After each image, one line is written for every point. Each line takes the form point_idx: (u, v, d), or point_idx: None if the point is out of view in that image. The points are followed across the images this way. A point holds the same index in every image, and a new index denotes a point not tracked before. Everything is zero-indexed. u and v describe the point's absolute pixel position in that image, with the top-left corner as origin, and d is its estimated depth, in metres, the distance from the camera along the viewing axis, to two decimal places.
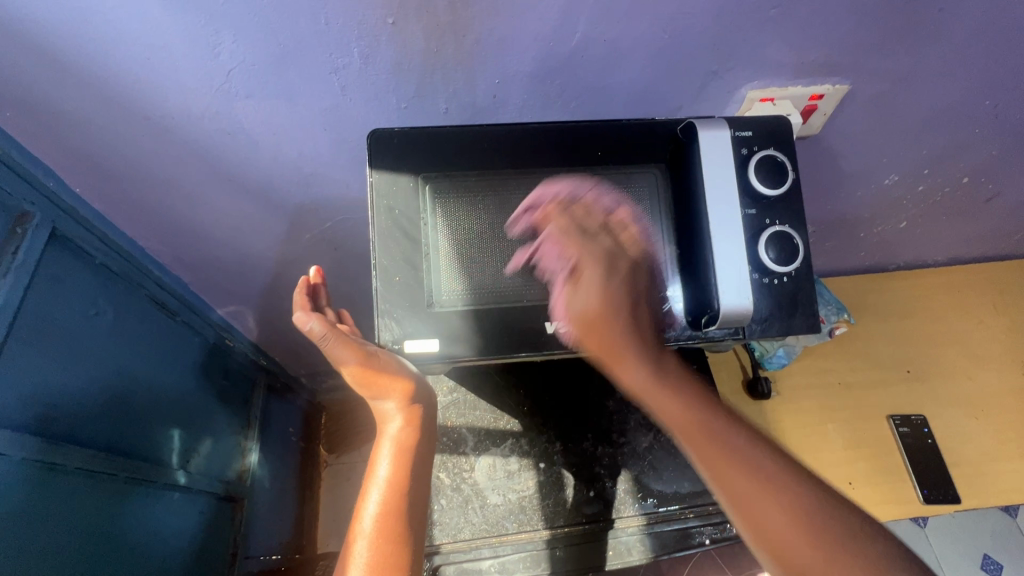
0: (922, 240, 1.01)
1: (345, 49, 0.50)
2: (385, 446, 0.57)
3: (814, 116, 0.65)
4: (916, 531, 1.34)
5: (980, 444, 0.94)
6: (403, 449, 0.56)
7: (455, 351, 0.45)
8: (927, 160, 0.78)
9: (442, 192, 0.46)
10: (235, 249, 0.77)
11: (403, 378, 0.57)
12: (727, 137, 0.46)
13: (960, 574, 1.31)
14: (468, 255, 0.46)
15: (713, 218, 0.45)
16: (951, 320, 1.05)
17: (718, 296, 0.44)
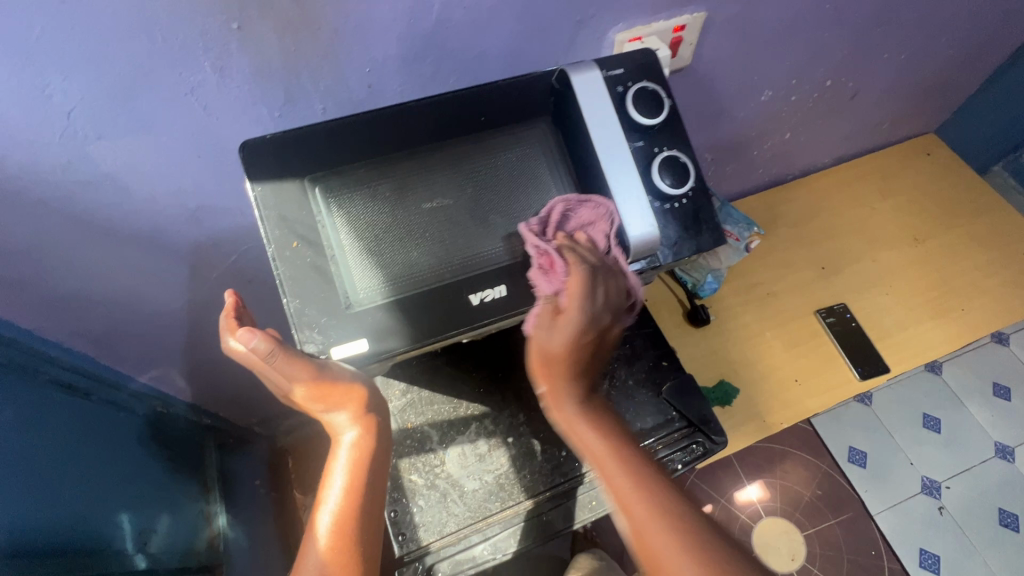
0: (807, 146, 1.09)
1: (195, 66, 0.46)
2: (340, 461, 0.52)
3: (682, 47, 0.68)
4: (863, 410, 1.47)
5: (895, 315, 1.04)
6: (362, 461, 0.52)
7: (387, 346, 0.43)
8: (792, 69, 0.84)
9: (334, 190, 0.44)
10: (137, 307, 0.71)
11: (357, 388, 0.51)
12: (599, 78, 0.47)
13: (907, 437, 1.45)
14: (376, 247, 0.44)
15: (603, 156, 0.46)
16: (849, 213, 1.14)
17: (625, 230, 0.45)
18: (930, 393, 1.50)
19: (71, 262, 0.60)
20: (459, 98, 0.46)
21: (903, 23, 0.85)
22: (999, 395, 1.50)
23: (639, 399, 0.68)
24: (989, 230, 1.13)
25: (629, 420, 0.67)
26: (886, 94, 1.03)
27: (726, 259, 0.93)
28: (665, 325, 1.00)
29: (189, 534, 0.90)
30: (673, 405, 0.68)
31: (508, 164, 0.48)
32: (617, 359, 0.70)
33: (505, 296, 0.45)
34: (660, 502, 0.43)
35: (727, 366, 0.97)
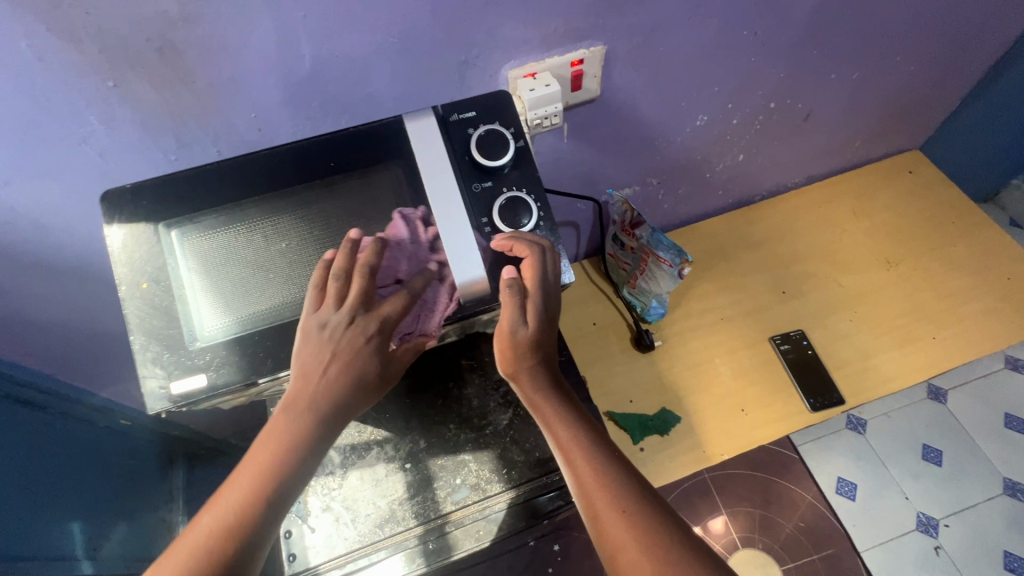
0: (769, 167, 1.06)
1: (82, 119, 0.51)
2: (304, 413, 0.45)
3: (586, 80, 0.69)
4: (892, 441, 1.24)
5: (858, 343, 0.99)
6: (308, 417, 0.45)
7: (225, 380, 0.46)
8: (724, 94, 0.82)
9: (188, 235, 0.47)
10: (83, 329, 0.77)
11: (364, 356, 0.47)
12: (436, 129, 0.50)
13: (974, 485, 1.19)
14: (223, 287, 0.47)
15: (439, 205, 0.49)
16: (818, 234, 1.10)
17: (453, 272, 0.48)
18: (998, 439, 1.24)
19: (11, 291, 0.67)
20: (309, 144, 0.49)
21: (841, 45, 0.83)
22: (1011, 426, 1.25)
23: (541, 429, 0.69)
24: (972, 253, 1.06)
25: (528, 450, 0.67)
26: (846, 114, 0.99)
27: (666, 286, 0.93)
28: (612, 349, 0.99)
29: (146, 542, 0.95)
30: None
31: (359, 203, 0.50)
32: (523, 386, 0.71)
33: None
34: (630, 513, 0.45)
35: (671, 392, 0.95)
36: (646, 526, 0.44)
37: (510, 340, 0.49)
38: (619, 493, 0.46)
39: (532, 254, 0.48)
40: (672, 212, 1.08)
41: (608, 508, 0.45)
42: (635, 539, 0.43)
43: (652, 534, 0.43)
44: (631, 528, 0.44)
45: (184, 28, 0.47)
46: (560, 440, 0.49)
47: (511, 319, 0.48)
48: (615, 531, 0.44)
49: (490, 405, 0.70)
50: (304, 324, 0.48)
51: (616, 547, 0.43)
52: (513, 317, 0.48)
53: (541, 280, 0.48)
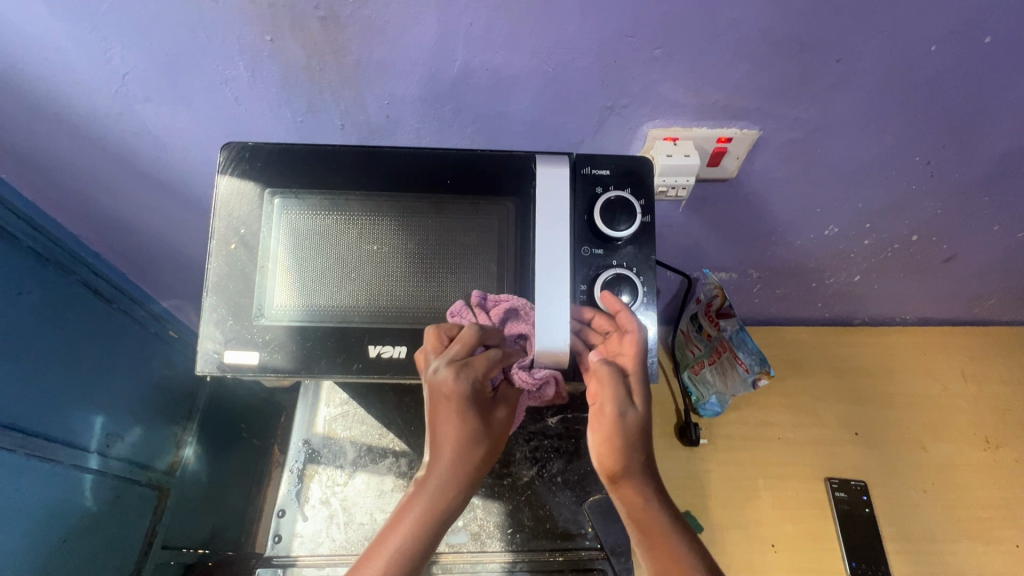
0: (885, 297, 0.96)
1: (230, 62, 0.52)
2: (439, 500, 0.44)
3: (725, 159, 0.63)
4: None
5: (925, 520, 0.87)
6: (434, 493, 0.44)
7: (271, 364, 0.45)
8: (867, 213, 0.74)
9: (290, 208, 0.46)
10: (165, 243, 0.80)
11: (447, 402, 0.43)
12: (564, 176, 0.46)
13: None
14: (305, 273, 0.46)
15: (540, 258, 0.45)
16: (915, 383, 0.98)
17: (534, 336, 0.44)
18: None
19: (115, 191, 0.70)
20: (430, 154, 0.46)
21: (1019, 200, 0.73)
22: None
23: (558, 499, 0.64)
24: None
25: (538, 518, 0.63)
26: (994, 269, 0.88)
27: (733, 387, 0.86)
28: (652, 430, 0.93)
29: (152, 451, 0.97)
30: (590, 520, 0.63)
31: (460, 227, 0.47)
32: (555, 448, 0.67)
33: (402, 357, 0.45)
34: None
35: (701, 498, 0.87)
36: None
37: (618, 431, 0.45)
38: None
39: (638, 330, 0.44)
40: (760, 308, 1.00)
41: None
42: None
43: None
44: None
45: (353, 6, 0.47)
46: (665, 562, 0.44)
47: (616, 400, 0.45)
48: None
49: (515, 456, 0.66)
50: (367, 334, 0.45)
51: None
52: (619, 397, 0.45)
53: (643, 358, 0.45)
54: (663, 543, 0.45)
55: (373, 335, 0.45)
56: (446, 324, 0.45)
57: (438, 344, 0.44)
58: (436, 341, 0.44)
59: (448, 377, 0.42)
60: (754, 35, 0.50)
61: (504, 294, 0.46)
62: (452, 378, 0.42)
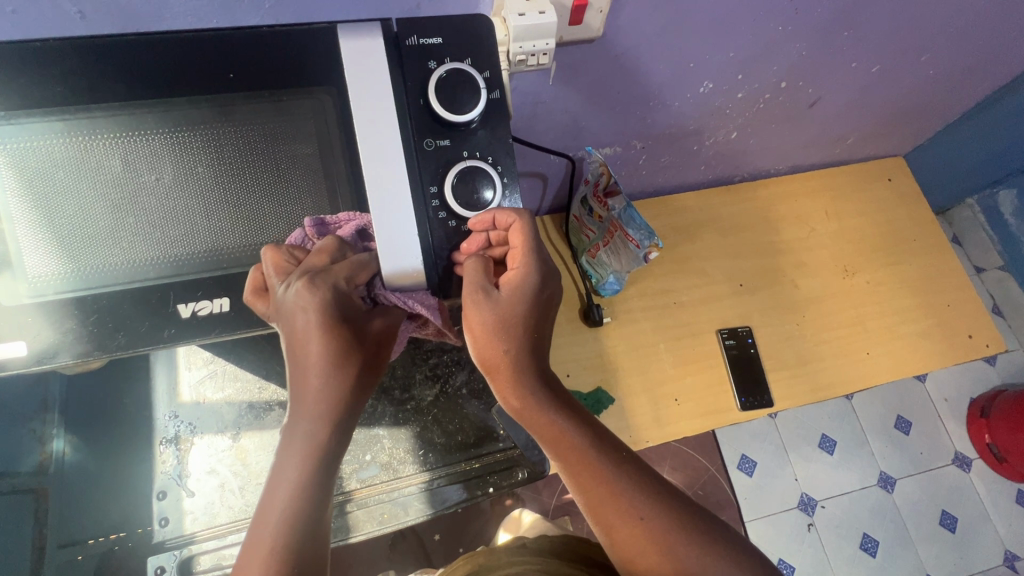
0: (760, 150, 0.98)
1: None
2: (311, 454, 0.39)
3: (588, 14, 0.55)
4: (767, 424, 1.23)
5: (799, 348, 0.98)
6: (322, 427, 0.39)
7: (46, 354, 0.38)
8: (738, 64, 0.71)
9: (11, 141, 0.36)
10: None
11: (310, 321, 0.37)
12: (385, 56, 0.39)
13: (810, 465, 1.21)
14: (64, 224, 0.38)
15: (374, 163, 0.39)
16: (788, 229, 1.05)
17: (380, 258, 0.39)
18: (852, 440, 1.23)
19: None
20: (189, 48, 0.37)
21: (873, 31, 0.73)
22: (826, 447, 1.22)
23: (467, 410, 0.62)
24: (922, 275, 1.06)
25: (448, 433, 0.61)
26: (852, 107, 0.91)
27: (627, 265, 0.86)
28: (558, 319, 0.93)
29: None
30: (501, 423, 0.62)
31: (260, 141, 0.40)
32: (455, 362, 0.64)
33: (226, 310, 0.41)
34: (639, 511, 0.45)
35: (609, 372, 0.92)
36: (668, 532, 0.44)
37: (489, 324, 0.43)
38: (624, 496, 0.45)
39: (521, 218, 0.41)
40: (648, 180, 0.98)
41: (615, 512, 0.45)
42: (646, 542, 0.44)
43: (666, 539, 0.44)
44: (641, 533, 0.44)
45: None
46: (546, 437, 0.46)
47: (477, 295, 0.42)
48: (623, 534, 0.45)
49: (416, 378, 0.63)
50: (174, 291, 0.39)
51: (628, 551, 0.45)
52: (486, 292, 0.42)
53: (534, 247, 0.43)
54: (544, 425, 0.46)
55: (181, 291, 0.39)
56: (286, 245, 0.40)
57: (284, 261, 0.39)
58: (277, 260, 0.39)
59: (301, 288, 0.36)
60: None
61: (340, 213, 0.41)
62: (304, 286, 0.37)
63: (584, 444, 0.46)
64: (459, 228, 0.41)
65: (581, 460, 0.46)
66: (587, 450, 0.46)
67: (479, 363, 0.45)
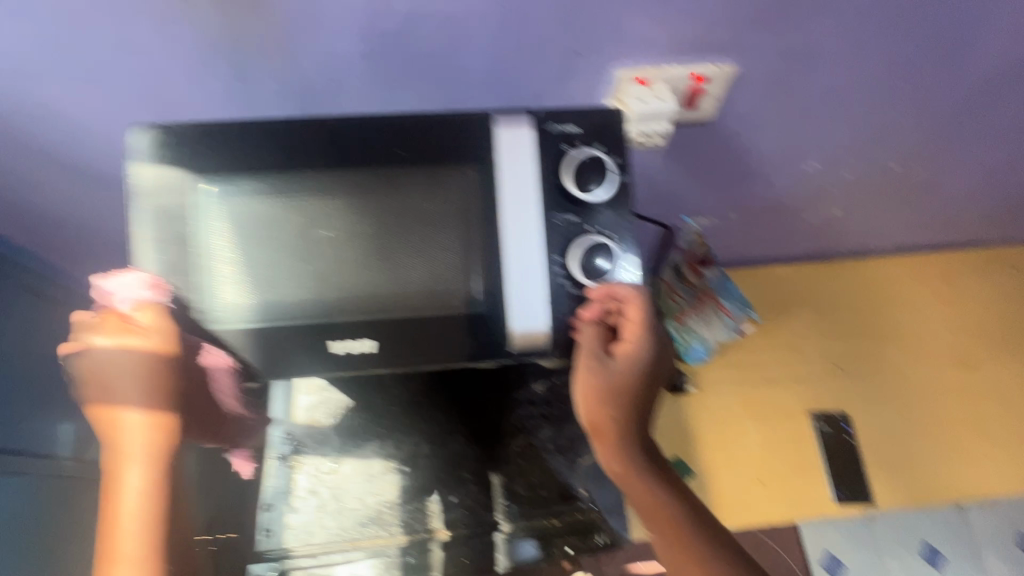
0: (865, 228, 0.94)
1: (134, 17, 0.46)
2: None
3: (704, 100, 0.59)
4: None
5: (905, 443, 0.90)
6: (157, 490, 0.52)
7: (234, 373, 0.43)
8: (849, 147, 0.72)
9: (223, 198, 0.42)
10: (113, 242, 0.73)
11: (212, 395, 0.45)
12: (528, 138, 0.44)
13: None
14: (254, 270, 0.42)
15: (510, 228, 0.43)
16: (894, 313, 0.99)
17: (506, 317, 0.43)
18: None
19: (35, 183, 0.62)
20: (376, 124, 0.43)
21: (1001, 119, 0.71)
22: None
23: (552, 465, 0.64)
24: None
25: (532, 485, 0.63)
26: (974, 192, 0.87)
27: (718, 333, 0.87)
28: None
29: None
30: (583, 484, 0.64)
31: (422, 203, 0.43)
32: (540, 416, 0.66)
33: (371, 351, 0.44)
34: None
35: (690, 443, 0.89)
36: None
37: (599, 388, 0.45)
38: None
39: (640, 295, 0.44)
40: (742, 251, 0.98)
41: None
42: None
43: None
44: None
45: None
46: (641, 504, 0.47)
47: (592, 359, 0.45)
48: None
49: (505, 428, 0.65)
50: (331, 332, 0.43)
51: None
52: (600, 357, 0.45)
53: (651, 322, 0.45)
54: (641, 492, 0.46)
55: (336, 332, 0.43)
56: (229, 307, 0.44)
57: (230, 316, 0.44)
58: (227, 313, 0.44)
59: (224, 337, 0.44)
60: None
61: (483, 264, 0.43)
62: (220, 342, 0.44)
63: (681, 518, 0.46)
64: (578, 296, 0.44)
65: (677, 534, 0.46)
66: (685, 525, 0.46)
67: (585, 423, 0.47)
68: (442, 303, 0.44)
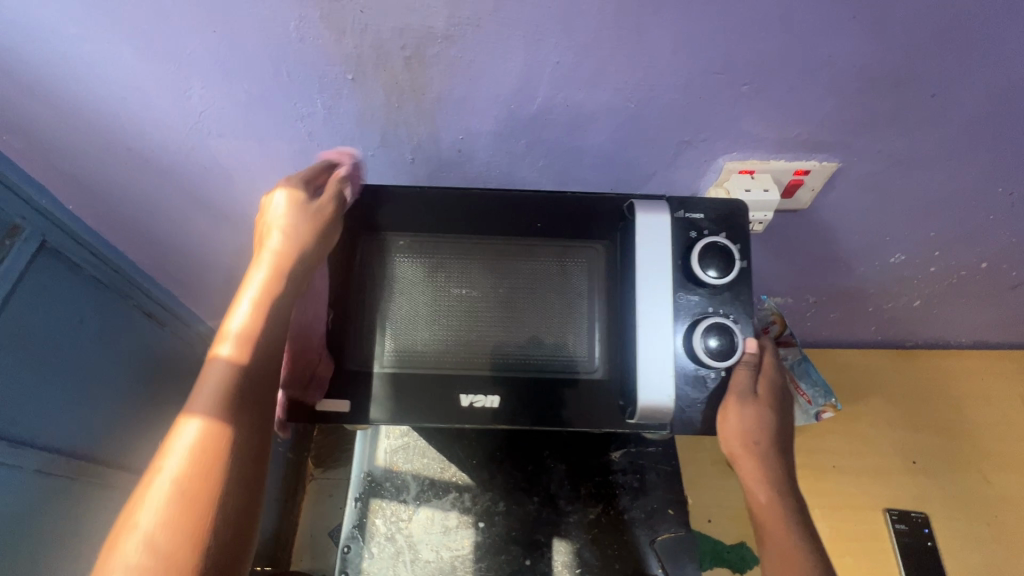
0: (943, 321, 0.93)
1: (308, 100, 0.51)
2: (145, 512, 0.38)
3: (801, 191, 0.62)
4: None
5: (990, 554, 0.84)
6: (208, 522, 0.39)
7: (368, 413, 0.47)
8: (937, 243, 0.73)
9: (381, 256, 0.48)
10: (223, 274, 0.78)
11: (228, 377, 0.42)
12: (664, 221, 0.46)
13: None
14: (398, 319, 0.48)
15: (642, 304, 0.45)
16: (972, 411, 0.95)
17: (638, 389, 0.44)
18: None
19: (174, 219, 0.68)
20: (518, 200, 0.49)
21: None
22: None
23: (627, 538, 0.63)
24: None
25: (606, 556, 0.62)
26: None
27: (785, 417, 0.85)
28: (702, 457, 0.91)
29: None
30: (660, 561, 0.62)
31: (552, 271, 0.48)
32: (616, 484, 0.66)
33: (497, 405, 0.46)
34: None
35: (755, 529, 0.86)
36: None
37: (750, 416, 0.46)
38: None
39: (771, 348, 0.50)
40: (812, 332, 0.97)
41: None
42: None
43: None
44: None
45: (441, 46, 0.46)
46: (777, 544, 0.45)
47: (746, 388, 0.46)
48: None
49: (580, 493, 0.65)
50: (460, 383, 0.46)
51: None
52: (751, 389, 0.47)
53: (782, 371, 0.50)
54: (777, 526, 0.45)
55: (465, 382, 0.46)
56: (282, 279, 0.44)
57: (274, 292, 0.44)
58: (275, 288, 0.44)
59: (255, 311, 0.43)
60: (850, 70, 0.49)
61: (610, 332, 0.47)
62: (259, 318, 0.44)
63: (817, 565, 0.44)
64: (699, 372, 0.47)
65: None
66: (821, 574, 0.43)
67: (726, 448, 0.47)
68: (564, 364, 0.47)
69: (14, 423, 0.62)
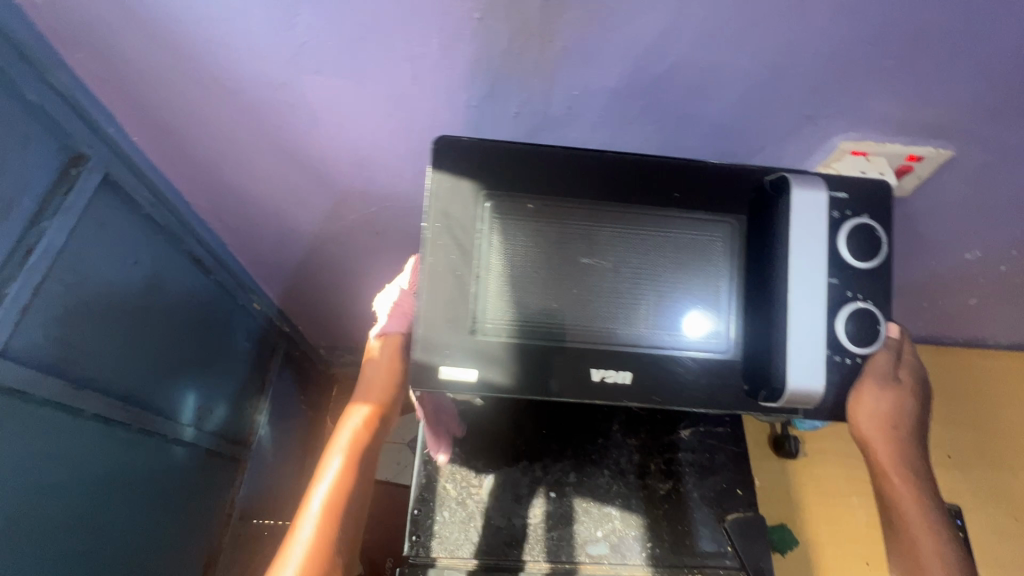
0: (992, 321, 0.93)
1: (426, 39, 0.47)
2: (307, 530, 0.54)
3: (907, 177, 0.60)
4: None
5: (1017, 548, 0.87)
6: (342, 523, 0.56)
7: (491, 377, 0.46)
8: (1019, 241, 0.72)
9: (502, 214, 0.47)
10: (280, 223, 0.75)
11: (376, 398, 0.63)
12: (821, 199, 0.46)
13: None
14: (518, 283, 0.47)
15: (795, 290, 0.45)
16: (1008, 410, 0.97)
17: (787, 375, 0.45)
18: None
19: (244, 160, 0.64)
20: (653, 167, 0.47)
21: None
22: None
23: (696, 515, 0.63)
24: None
25: (676, 531, 0.62)
26: None
27: None
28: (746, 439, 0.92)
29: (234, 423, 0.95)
30: (729, 540, 0.62)
31: (681, 243, 0.48)
32: (684, 462, 0.66)
33: (628, 382, 0.47)
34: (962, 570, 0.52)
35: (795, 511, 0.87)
36: None
37: (887, 402, 0.49)
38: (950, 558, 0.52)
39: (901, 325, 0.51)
40: None
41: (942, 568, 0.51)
42: None
43: None
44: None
45: None
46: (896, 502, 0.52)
47: (887, 378, 0.48)
48: None
49: (650, 468, 0.65)
50: (588, 355, 0.47)
51: None
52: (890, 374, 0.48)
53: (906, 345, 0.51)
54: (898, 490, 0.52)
55: (595, 357, 0.47)
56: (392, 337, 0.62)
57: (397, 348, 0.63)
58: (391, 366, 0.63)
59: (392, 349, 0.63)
60: (1007, 52, 0.46)
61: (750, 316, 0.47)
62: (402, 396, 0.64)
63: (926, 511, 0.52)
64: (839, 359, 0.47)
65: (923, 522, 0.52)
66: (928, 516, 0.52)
67: (858, 434, 0.50)
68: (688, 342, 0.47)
69: (70, 363, 0.60)
